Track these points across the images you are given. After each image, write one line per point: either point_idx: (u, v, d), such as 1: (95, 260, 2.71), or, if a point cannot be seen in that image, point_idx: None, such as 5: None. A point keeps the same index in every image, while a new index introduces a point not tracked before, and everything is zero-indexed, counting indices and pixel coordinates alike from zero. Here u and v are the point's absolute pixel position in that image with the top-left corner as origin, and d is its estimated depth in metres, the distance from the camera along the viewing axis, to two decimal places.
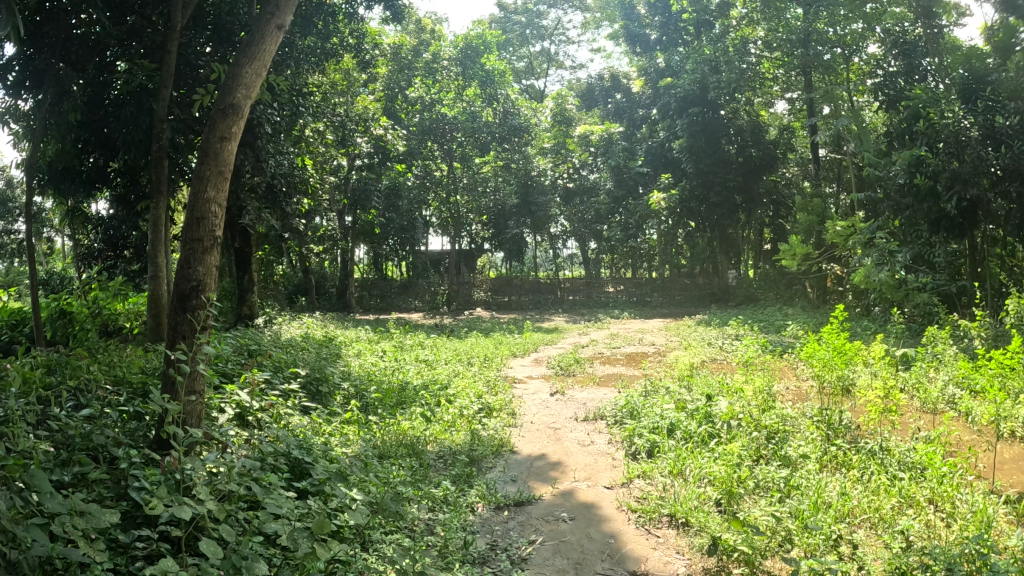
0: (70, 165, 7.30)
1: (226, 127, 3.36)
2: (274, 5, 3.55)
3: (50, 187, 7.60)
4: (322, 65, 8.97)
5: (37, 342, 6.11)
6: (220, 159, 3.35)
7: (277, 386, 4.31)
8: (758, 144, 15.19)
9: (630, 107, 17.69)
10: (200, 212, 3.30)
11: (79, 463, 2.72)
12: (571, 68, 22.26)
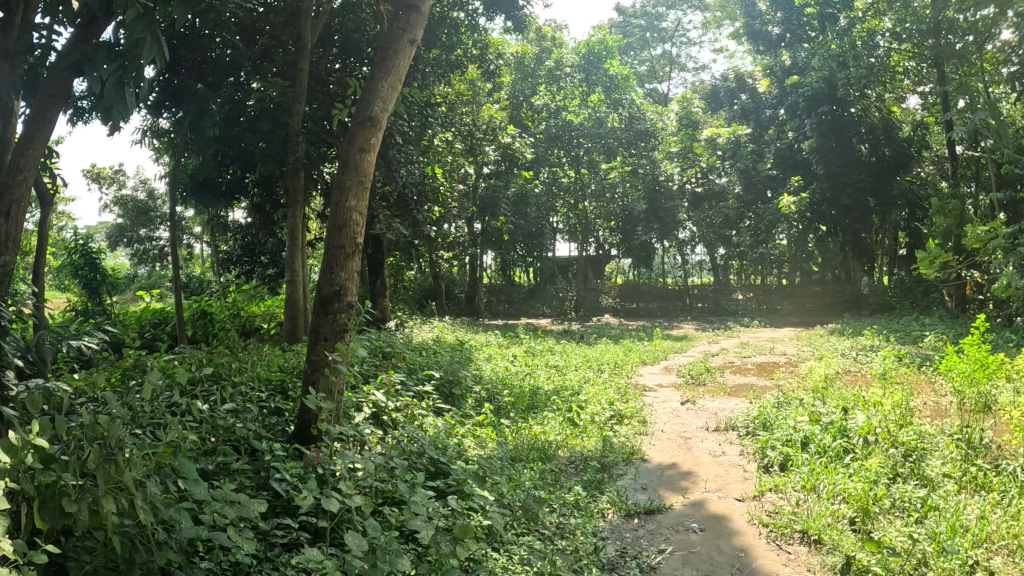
0: (211, 177, 7.77)
1: (365, 138, 3.48)
2: (405, 21, 3.66)
3: (194, 199, 8.12)
4: (448, 77, 9.19)
5: (181, 339, 6.51)
6: (361, 170, 3.47)
7: (411, 388, 4.43)
8: (892, 142, 14.54)
9: (757, 108, 17.03)
10: (342, 220, 3.43)
11: (224, 453, 2.89)
12: (694, 70, 21.84)
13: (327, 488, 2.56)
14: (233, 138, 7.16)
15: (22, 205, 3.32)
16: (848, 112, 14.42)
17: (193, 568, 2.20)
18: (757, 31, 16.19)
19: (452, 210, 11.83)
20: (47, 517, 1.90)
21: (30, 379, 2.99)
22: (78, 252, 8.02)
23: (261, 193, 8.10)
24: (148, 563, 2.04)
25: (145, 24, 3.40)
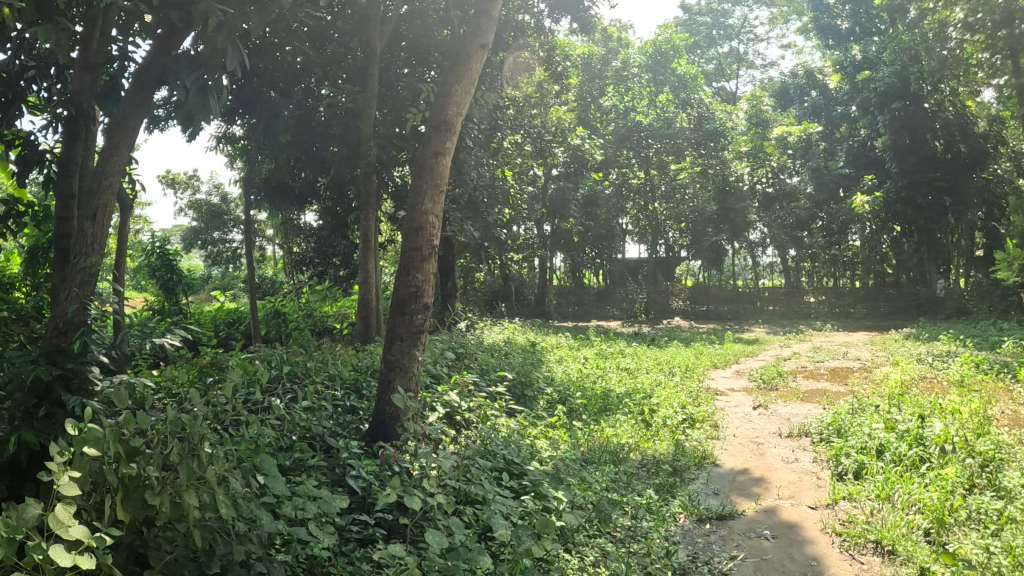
0: (285, 181, 7.97)
1: (441, 142, 3.53)
2: (476, 26, 3.69)
3: (268, 203, 8.33)
4: (516, 79, 9.23)
5: (257, 338, 6.69)
6: (436, 173, 3.53)
7: (484, 389, 4.47)
8: (967, 138, 13.82)
9: (828, 105, 16.56)
10: (418, 223, 3.50)
11: (301, 450, 2.97)
12: (762, 67, 21.42)
13: (407, 486, 2.61)
14: (307, 143, 7.33)
15: (111, 210, 3.49)
16: (922, 107, 13.75)
17: (272, 560, 2.26)
18: (825, 25, 15.95)
19: (522, 212, 11.87)
20: (131, 512, 1.98)
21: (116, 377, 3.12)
22: (156, 254, 8.30)
23: (333, 196, 8.26)
24: (225, 555, 2.11)
25: (226, 35, 3.49)
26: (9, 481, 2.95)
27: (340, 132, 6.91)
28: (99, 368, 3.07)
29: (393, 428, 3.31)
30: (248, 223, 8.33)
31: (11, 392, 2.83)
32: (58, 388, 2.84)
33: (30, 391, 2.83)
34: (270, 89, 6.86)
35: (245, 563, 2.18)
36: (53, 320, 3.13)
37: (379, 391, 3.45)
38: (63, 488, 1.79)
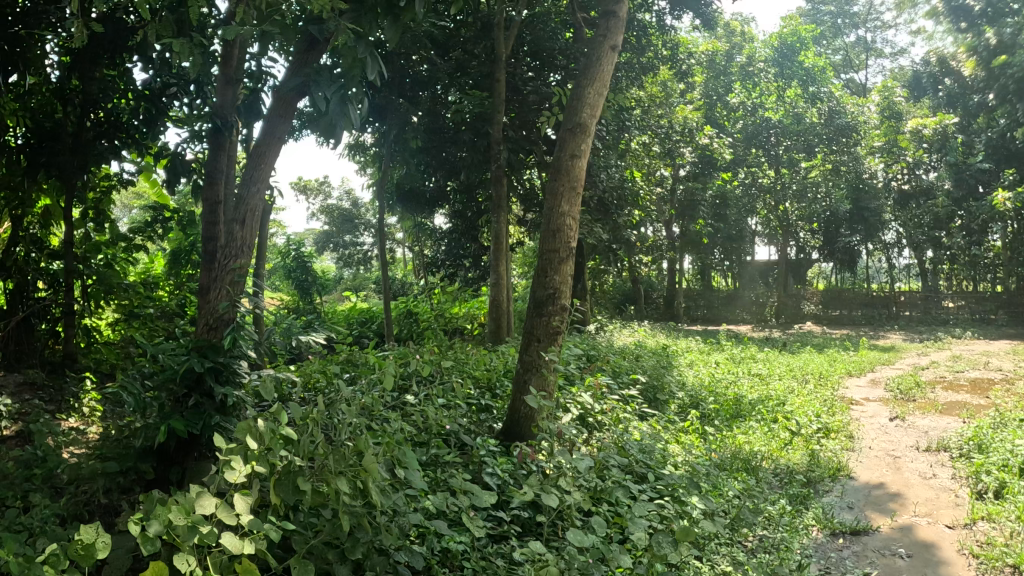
0: (415, 185, 8.22)
1: (576, 144, 3.56)
2: (605, 27, 3.68)
3: (400, 207, 8.60)
4: (641, 79, 9.14)
5: (391, 337, 6.92)
6: (572, 176, 3.55)
7: (617, 392, 4.48)
8: None
9: (965, 95, 15.45)
10: (556, 225, 3.53)
11: (437, 446, 3.06)
12: (893, 55, 20.32)
13: (546, 484, 2.66)
14: (436, 148, 7.53)
15: (261, 214, 3.72)
16: None
17: (412, 550, 2.35)
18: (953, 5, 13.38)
19: (651, 214, 11.74)
20: (282, 499, 2.10)
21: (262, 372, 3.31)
22: (293, 256, 8.70)
23: (461, 200, 8.42)
24: (365, 541, 2.21)
25: (364, 48, 3.61)
26: (162, 464, 3.20)
27: (470, 137, 7.04)
28: (247, 363, 3.25)
29: (526, 428, 3.39)
30: (381, 226, 8.62)
31: (166, 383, 3.05)
32: (210, 379, 3.02)
33: (183, 382, 3.03)
34: (399, 96, 7.08)
35: (383, 551, 2.28)
36: (205, 317, 3.35)
37: (515, 390, 3.50)
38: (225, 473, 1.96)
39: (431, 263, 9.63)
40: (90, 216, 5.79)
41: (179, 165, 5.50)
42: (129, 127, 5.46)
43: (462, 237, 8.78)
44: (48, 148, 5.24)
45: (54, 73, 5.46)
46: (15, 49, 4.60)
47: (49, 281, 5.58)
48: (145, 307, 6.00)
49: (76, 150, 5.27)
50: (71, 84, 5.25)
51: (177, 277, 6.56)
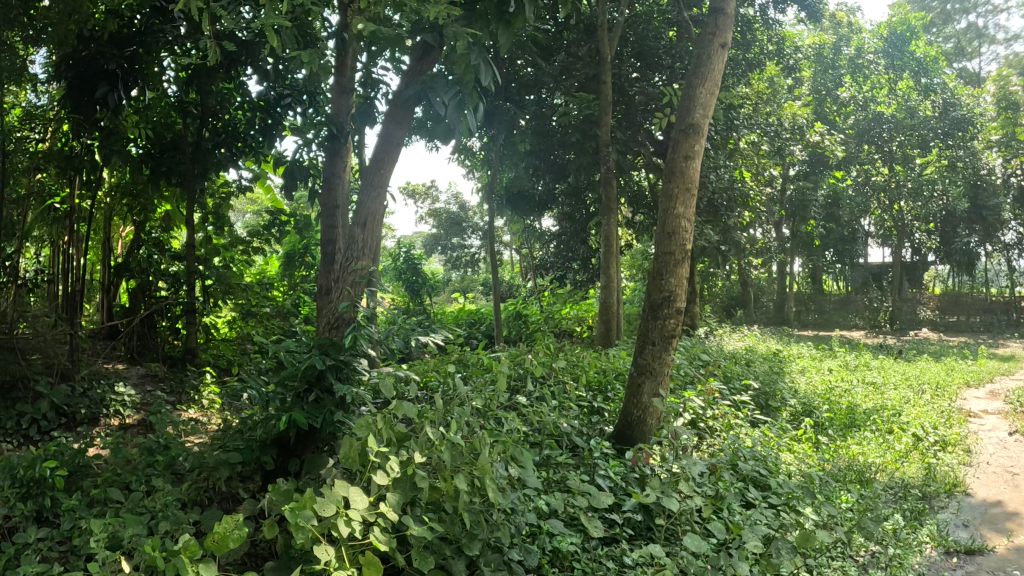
0: (525, 187, 8.16)
1: (690, 146, 3.53)
2: (715, 26, 3.63)
3: (509, 210, 8.65)
4: (747, 76, 8.93)
5: (499, 339, 7.04)
6: (687, 178, 3.53)
7: (728, 397, 4.44)
8: None
9: None
10: (672, 227, 3.51)
11: (550, 446, 3.13)
12: (1008, 41, 19.06)
13: (668, 487, 2.70)
14: (543, 151, 7.58)
15: (379, 217, 3.85)
16: None
17: (528, 548, 2.43)
18: None
19: (760, 215, 11.45)
20: (401, 497, 2.21)
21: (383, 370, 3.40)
22: (401, 259, 8.93)
23: (570, 203, 8.38)
24: (481, 538, 2.30)
25: (477, 54, 3.70)
26: (282, 454, 3.36)
27: (577, 139, 7.04)
28: (367, 360, 3.33)
29: (641, 431, 3.47)
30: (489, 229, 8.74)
31: (288, 377, 3.19)
32: (330, 376, 3.13)
33: (304, 377, 3.15)
34: (506, 100, 7.17)
35: (497, 548, 2.36)
36: (326, 315, 3.48)
37: (628, 393, 3.53)
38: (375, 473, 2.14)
39: (538, 265, 9.65)
40: (210, 220, 6.16)
41: (297, 172, 5.77)
42: (247, 137, 5.91)
43: (570, 239, 8.79)
44: (170, 157, 5.63)
45: (171, 87, 5.83)
46: (135, 65, 5.04)
47: (168, 283, 6.02)
48: (261, 307, 6.23)
49: (195, 159, 5.67)
50: (189, 97, 5.69)
51: (290, 278, 6.90)
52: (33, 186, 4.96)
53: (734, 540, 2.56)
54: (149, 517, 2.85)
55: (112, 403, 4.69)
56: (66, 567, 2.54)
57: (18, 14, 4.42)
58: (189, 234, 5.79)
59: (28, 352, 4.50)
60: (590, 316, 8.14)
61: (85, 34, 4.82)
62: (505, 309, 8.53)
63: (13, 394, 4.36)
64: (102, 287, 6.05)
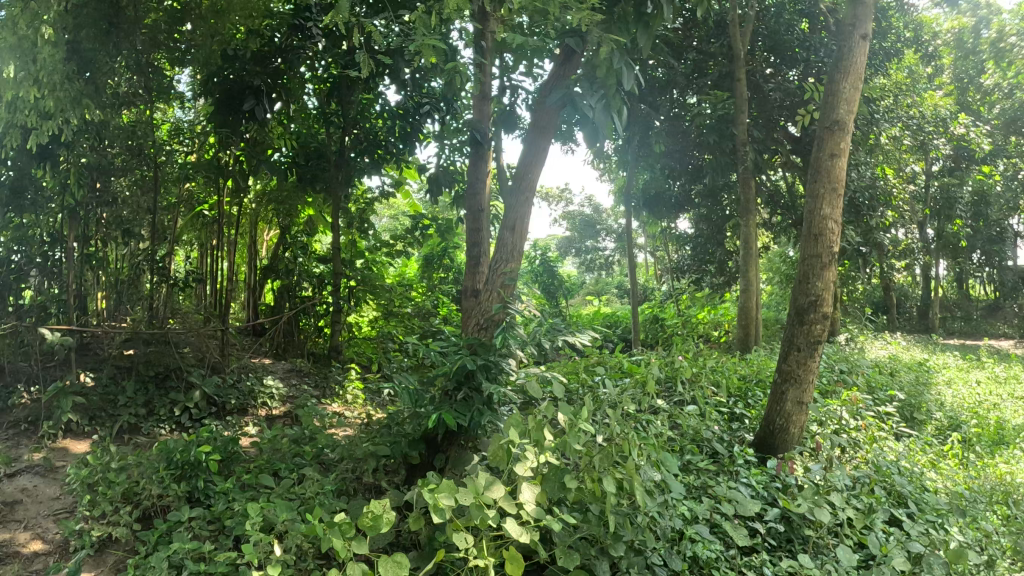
0: (661, 189, 8.05)
1: (835, 143, 3.53)
2: (854, 16, 3.59)
3: (646, 212, 8.51)
4: (887, 67, 8.59)
5: (636, 343, 7.13)
6: (832, 176, 3.53)
7: (872, 408, 4.35)
8: None
9: None
10: (818, 228, 3.54)
11: (692, 451, 3.23)
12: None
13: (817, 497, 2.74)
14: (682, 151, 7.55)
15: (526, 223, 3.96)
16: None
17: (675, 552, 2.54)
18: None
19: (904, 215, 10.96)
20: (545, 491, 2.38)
21: (530, 370, 3.53)
22: (536, 262, 9.14)
23: (707, 204, 8.25)
24: (624, 538, 2.43)
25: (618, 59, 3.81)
26: (427, 448, 3.50)
27: (715, 140, 6.93)
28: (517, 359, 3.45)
29: (783, 440, 3.47)
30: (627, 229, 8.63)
31: (438, 376, 3.38)
32: (480, 376, 3.24)
33: (454, 376, 3.28)
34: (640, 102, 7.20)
35: (639, 548, 2.49)
36: (477, 316, 3.69)
37: (771, 399, 3.56)
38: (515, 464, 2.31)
39: (677, 268, 9.67)
40: (354, 226, 6.57)
41: (444, 178, 6.37)
42: (387, 145, 6.27)
43: (706, 243, 8.70)
44: (315, 165, 6.03)
45: (311, 100, 6.21)
46: (279, 80, 5.44)
47: (313, 284, 6.48)
48: (402, 307, 6.68)
49: (339, 165, 6.00)
50: (330, 107, 6.00)
51: (429, 279, 7.20)
52: (183, 196, 5.61)
53: (881, 557, 2.57)
54: (300, 504, 3.10)
55: (260, 395, 5.12)
56: (222, 545, 2.81)
57: (165, 38, 4.87)
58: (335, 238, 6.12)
59: (182, 346, 4.96)
60: (728, 319, 7.92)
61: (229, 55, 5.18)
62: (642, 312, 9.00)
63: (167, 383, 4.71)
64: (249, 287, 6.65)
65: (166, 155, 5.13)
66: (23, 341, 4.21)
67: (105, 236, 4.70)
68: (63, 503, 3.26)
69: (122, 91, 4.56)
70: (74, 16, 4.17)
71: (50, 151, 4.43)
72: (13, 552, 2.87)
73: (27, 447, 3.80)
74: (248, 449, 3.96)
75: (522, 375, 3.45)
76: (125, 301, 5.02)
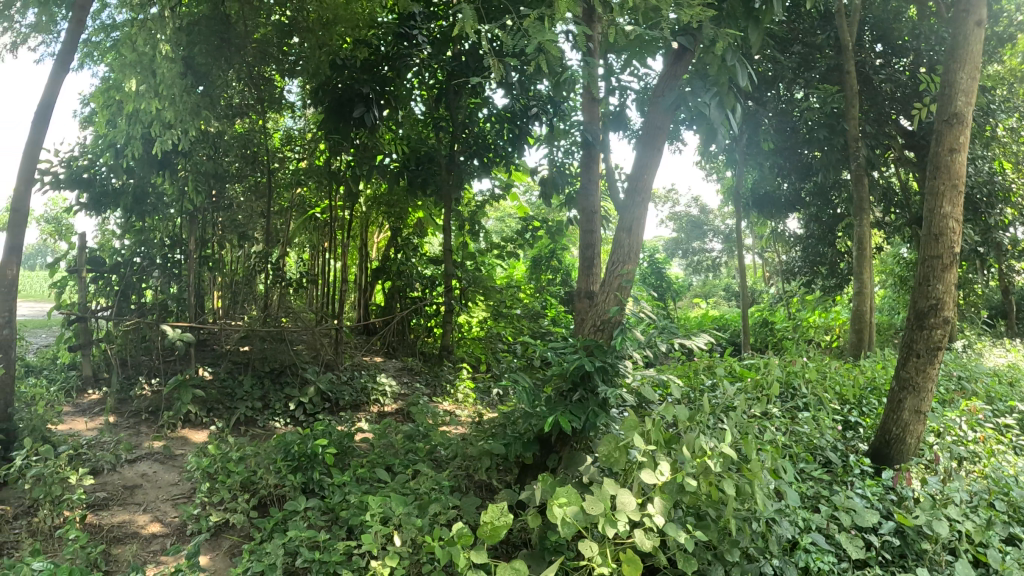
0: (771, 186, 7.88)
1: (954, 138, 3.50)
2: (970, 4, 3.52)
3: (756, 210, 8.36)
4: (1008, 56, 8.26)
5: (745, 344, 7.20)
6: (952, 172, 3.50)
7: (991, 420, 4.27)
8: None
9: None
10: (938, 229, 3.50)
11: (805, 459, 3.30)
12: None
13: (935, 510, 2.78)
14: (790, 149, 7.41)
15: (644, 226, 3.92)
16: None
17: (789, 561, 2.64)
18: None
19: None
20: (670, 501, 2.47)
21: (646, 371, 3.53)
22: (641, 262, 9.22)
23: (817, 203, 7.93)
24: (739, 544, 2.57)
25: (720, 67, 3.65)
26: (542, 449, 3.53)
27: (825, 136, 6.86)
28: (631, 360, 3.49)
29: (899, 450, 3.47)
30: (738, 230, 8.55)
31: (554, 376, 3.46)
32: (597, 378, 3.29)
33: (572, 377, 3.34)
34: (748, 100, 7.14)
35: (754, 556, 2.60)
36: (594, 319, 3.73)
37: (889, 408, 3.56)
38: (643, 474, 2.43)
39: (785, 269, 9.27)
40: (466, 228, 6.85)
41: (558, 179, 6.51)
42: (496, 147, 6.50)
43: (816, 243, 8.36)
44: (426, 169, 6.36)
45: (418, 107, 6.47)
46: (387, 88, 5.68)
47: (423, 284, 6.80)
48: (513, 308, 6.82)
49: (450, 169, 6.35)
50: (440, 112, 6.34)
51: (537, 281, 7.40)
52: (297, 200, 5.86)
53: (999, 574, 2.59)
54: (414, 499, 3.17)
55: (373, 393, 5.36)
56: (335, 536, 2.91)
57: (274, 51, 5.03)
58: (444, 240, 6.40)
59: (297, 343, 5.31)
60: (839, 324, 7.99)
61: (339, 65, 5.43)
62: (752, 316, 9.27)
63: (282, 378, 5.06)
64: (361, 289, 7.03)
65: (278, 163, 5.41)
66: (147, 337, 4.84)
67: (224, 238, 5.21)
68: (180, 488, 3.52)
69: (234, 102, 4.96)
70: (185, 32, 4.55)
71: (169, 160, 4.85)
72: (135, 532, 3.08)
73: (149, 435, 4.19)
74: (365, 444, 4.14)
75: (638, 378, 3.47)
76: (241, 303, 5.49)
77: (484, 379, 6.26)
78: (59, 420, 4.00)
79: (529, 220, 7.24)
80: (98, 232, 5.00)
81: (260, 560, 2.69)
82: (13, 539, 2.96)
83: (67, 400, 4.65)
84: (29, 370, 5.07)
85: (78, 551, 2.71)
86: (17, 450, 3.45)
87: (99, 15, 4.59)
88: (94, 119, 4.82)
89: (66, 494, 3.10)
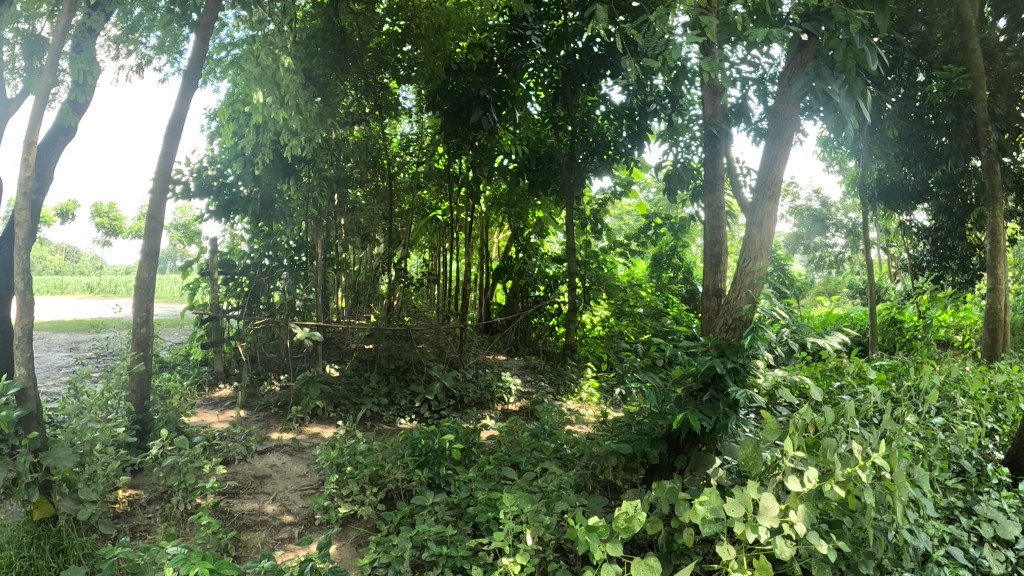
0: (899, 177, 7.64)
1: None
2: None
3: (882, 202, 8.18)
4: None
5: (873, 345, 7.29)
6: None
7: None
8: None
9: None
10: None
11: (942, 468, 3.25)
12: None
13: None
14: (915, 135, 7.02)
15: (776, 216, 3.51)
16: None
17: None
18: None
19: None
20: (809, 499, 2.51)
21: (781, 372, 3.40)
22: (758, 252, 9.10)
23: (946, 191, 7.57)
24: (875, 555, 2.61)
25: (857, 40, 3.34)
26: (670, 449, 3.43)
27: (952, 119, 6.58)
28: (764, 361, 3.39)
29: None
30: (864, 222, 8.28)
31: (684, 376, 3.37)
32: (728, 379, 3.16)
33: (701, 376, 3.23)
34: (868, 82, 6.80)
35: (888, 568, 2.64)
36: (724, 317, 3.47)
37: None
38: (790, 482, 2.43)
39: (914, 265, 8.73)
40: (589, 226, 6.94)
41: (682, 173, 6.50)
42: (616, 144, 6.53)
43: (947, 236, 7.91)
44: (547, 168, 6.43)
45: (534, 106, 6.60)
46: (503, 89, 5.80)
47: (543, 283, 7.00)
48: (635, 307, 6.77)
49: (569, 168, 6.42)
50: (558, 113, 6.42)
51: (659, 279, 7.40)
52: (417, 203, 6.18)
53: None
54: (541, 497, 3.18)
55: (498, 390, 5.56)
56: (461, 530, 3.05)
57: (389, 57, 5.36)
58: (567, 238, 6.54)
59: (423, 343, 5.54)
60: (973, 324, 7.84)
61: (455, 70, 5.64)
62: (880, 313, 9.07)
63: (408, 375, 5.37)
64: (482, 288, 7.36)
65: (398, 167, 5.78)
66: (275, 335, 5.21)
67: (348, 241, 5.50)
68: (307, 480, 3.77)
69: (353, 110, 5.23)
70: (306, 46, 4.82)
71: (295, 167, 5.23)
72: (264, 521, 3.34)
73: (281, 428, 4.52)
74: (490, 440, 4.26)
75: (770, 379, 3.34)
76: (363, 303, 5.66)
77: (606, 378, 6.40)
78: (194, 413, 4.33)
79: (652, 218, 7.28)
80: (227, 237, 5.45)
81: (387, 552, 2.87)
82: (146, 522, 3.21)
83: (200, 394, 5.03)
84: (165, 365, 5.49)
85: (210, 537, 2.89)
86: (153, 439, 3.75)
87: (218, 34, 4.54)
88: (221, 132, 5.28)
89: (200, 482, 3.35)
